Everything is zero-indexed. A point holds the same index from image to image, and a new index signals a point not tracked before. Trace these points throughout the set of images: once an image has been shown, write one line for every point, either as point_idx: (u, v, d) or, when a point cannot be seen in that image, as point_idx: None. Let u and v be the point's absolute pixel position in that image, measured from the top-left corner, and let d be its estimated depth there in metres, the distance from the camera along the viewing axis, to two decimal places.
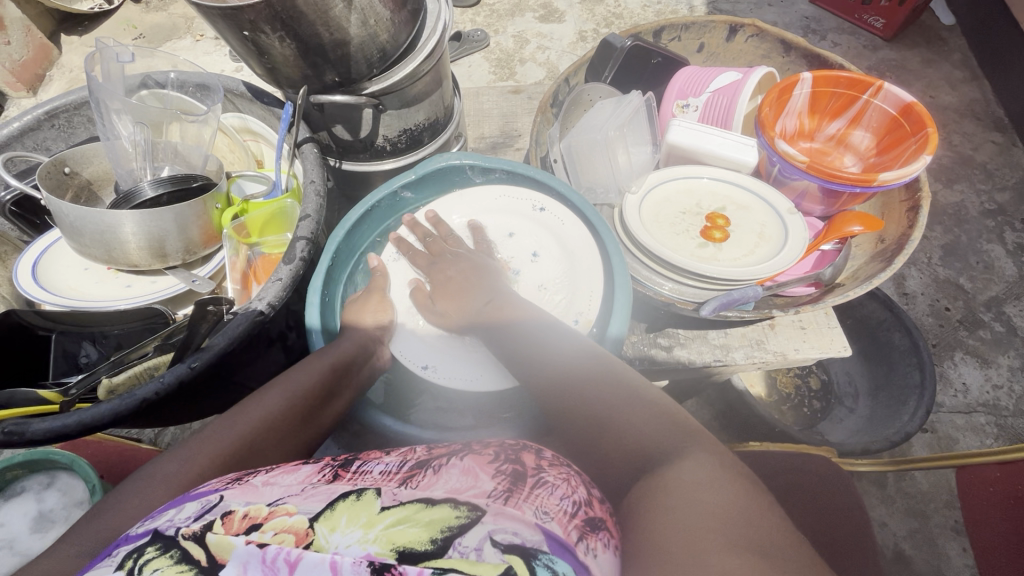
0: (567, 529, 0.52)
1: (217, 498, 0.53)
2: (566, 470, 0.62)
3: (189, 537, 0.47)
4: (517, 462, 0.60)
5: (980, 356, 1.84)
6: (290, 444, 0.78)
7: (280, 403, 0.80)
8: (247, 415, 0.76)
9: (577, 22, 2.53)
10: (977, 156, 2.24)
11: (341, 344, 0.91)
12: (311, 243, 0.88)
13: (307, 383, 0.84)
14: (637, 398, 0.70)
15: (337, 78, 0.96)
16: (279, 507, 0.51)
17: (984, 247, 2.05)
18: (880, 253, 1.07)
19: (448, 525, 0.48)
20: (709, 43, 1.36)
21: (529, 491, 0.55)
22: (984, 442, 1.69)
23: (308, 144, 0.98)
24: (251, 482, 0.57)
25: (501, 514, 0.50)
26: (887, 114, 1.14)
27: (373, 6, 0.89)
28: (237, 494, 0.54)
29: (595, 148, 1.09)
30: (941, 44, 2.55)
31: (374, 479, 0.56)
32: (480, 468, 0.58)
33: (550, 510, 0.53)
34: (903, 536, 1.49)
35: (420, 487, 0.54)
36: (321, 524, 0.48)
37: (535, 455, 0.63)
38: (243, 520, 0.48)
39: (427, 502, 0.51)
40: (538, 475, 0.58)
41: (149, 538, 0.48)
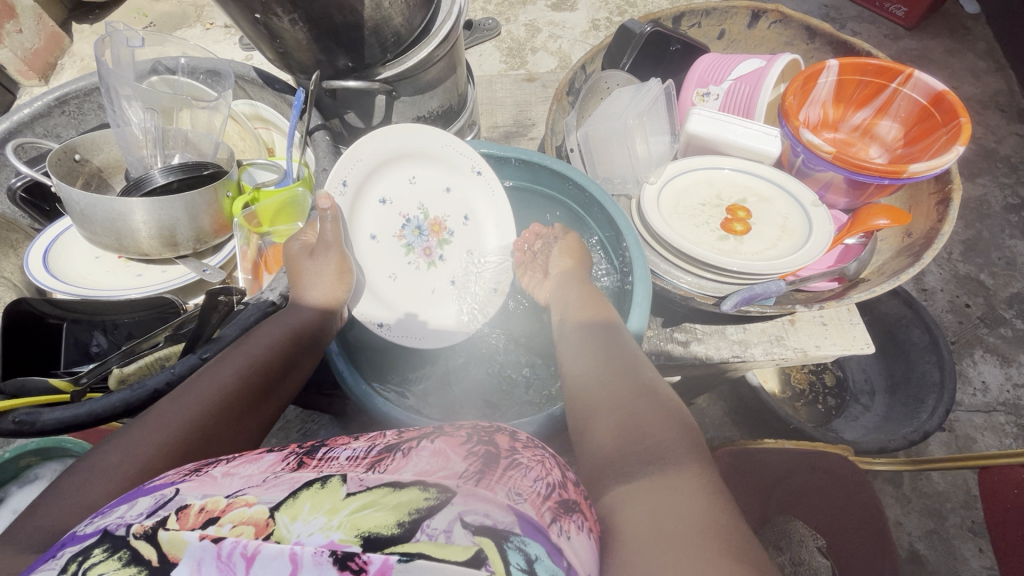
0: (541, 513, 0.48)
1: (171, 491, 0.47)
2: (541, 453, 0.58)
3: (138, 536, 0.42)
4: (489, 444, 0.56)
5: (1001, 354, 1.80)
6: (248, 423, 0.69)
7: (235, 378, 0.69)
8: (196, 392, 0.65)
9: (590, 10, 2.49)
10: (1001, 149, 2.18)
11: (300, 308, 0.81)
12: (323, 232, 0.87)
13: (264, 356, 0.73)
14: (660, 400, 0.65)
15: (350, 63, 0.94)
16: (237, 498, 0.45)
17: (1007, 242, 1.99)
18: (907, 247, 1.04)
19: (415, 508, 0.44)
20: (730, 29, 1.32)
21: (502, 473, 0.51)
22: (1003, 442, 1.66)
23: (320, 132, 0.96)
24: (211, 473, 0.51)
25: (472, 495, 0.46)
26: (917, 103, 1.09)
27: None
28: (195, 486, 0.48)
29: (613, 137, 1.06)
30: (964, 33, 2.48)
31: (340, 465, 0.51)
32: (451, 449, 0.53)
33: (523, 491, 0.49)
34: (918, 536, 1.46)
35: (388, 471, 0.49)
36: (282, 513, 0.43)
37: (509, 436, 0.59)
38: (200, 513, 0.43)
39: (394, 484, 0.47)
40: (512, 456, 0.54)
41: (98, 538, 0.43)
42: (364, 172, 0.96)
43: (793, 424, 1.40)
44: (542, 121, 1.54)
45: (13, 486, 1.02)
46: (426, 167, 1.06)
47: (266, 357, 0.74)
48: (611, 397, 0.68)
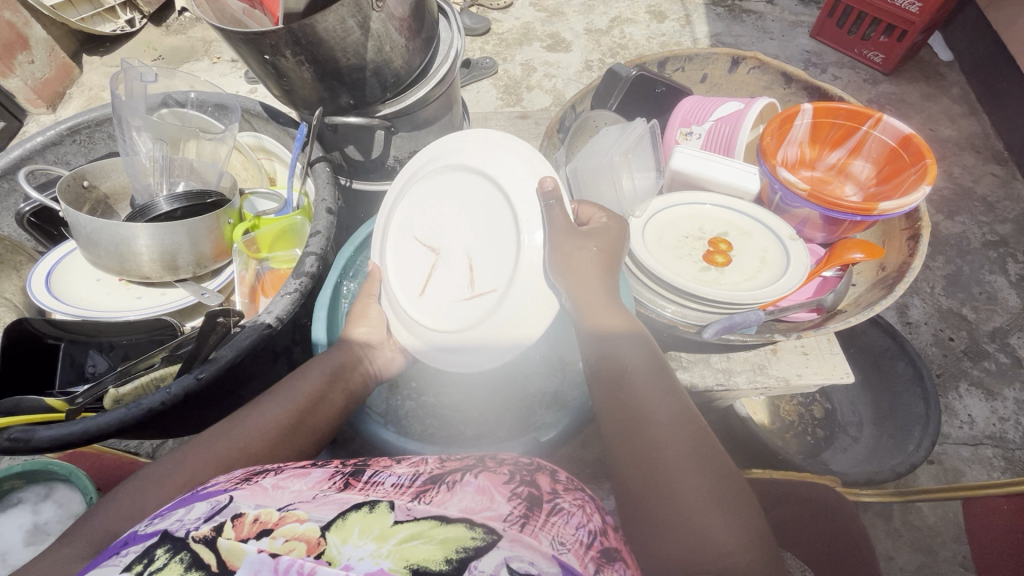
0: (583, 562, 0.49)
1: (226, 497, 0.53)
2: (580, 496, 0.61)
3: (199, 540, 0.46)
4: (532, 486, 0.58)
5: (985, 388, 1.83)
6: (284, 453, 0.75)
7: (278, 410, 0.77)
8: (243, 420, 0.75)
9: (583, 52, 2.61)
10: (977, 188, 2.27)
11: (344, 349, 0.89)
12: (319, 258, 0.90)
13: (306, 390, 0.81)
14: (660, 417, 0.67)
15: (352, 101, 0.99)
16: (289, 513, 0.49)
17: (987, 277, 2.05)
18: (881, 280, 1.08)
19: (463, 545, 0.46)
20: (712, 74, 1.40)
21: (545, 519, 0.53)
22: (991, 475, 1.67)
23: (320, 163, 1.00)
24: (261, 483, 0.56)
25: (518, 541, 0.48)
26: (886, 145, 1.16)
27: (389, 34, 0.92)
28: (248, 496, 0.53)
29: (600, 172, 1.11)
30: (940, 79, 2.61)
31: (386, 491, 0.54)
32: (496, 489, 0.56)
33: (566, 541, 0.51)
34: (910, 572, 1.46)
35: (434, 503, 0.53)
36: (333, 534, 0.46)
37: (550, 478, 0.62)
38: (254, 524, 0.47)
39: (442, 519, 0.49)
40: (553, 501, 0.57)
41: (159, 537, 0.47)
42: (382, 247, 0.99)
43: (782, 455, 1.42)
44: None
45: None
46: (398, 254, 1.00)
47: (308, 394, 0.81)
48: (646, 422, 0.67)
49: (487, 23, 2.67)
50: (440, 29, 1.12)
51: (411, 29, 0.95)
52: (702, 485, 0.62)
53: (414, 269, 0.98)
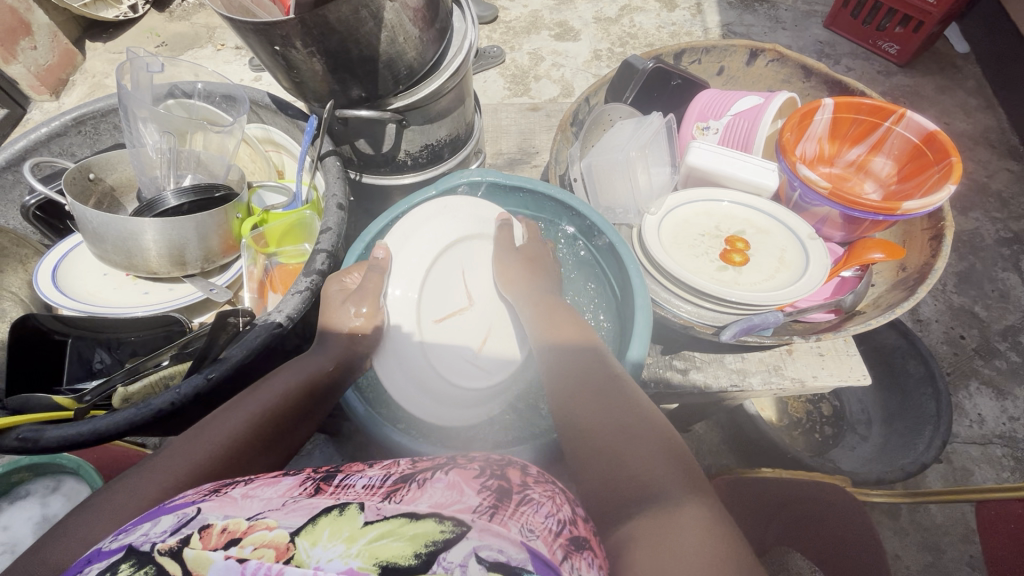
0: (553, 549, 0.48)
1: (194, 510, 0.51)
2: (551, 488, 0.58)
3: (165, 553, 0.44)
4: (502, 479, 0.56)
5: (996, 387, 1.81)
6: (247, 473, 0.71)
7: (244, 425, 0.73)
8: (208, 436, 0.70)
9: (592, 41, 2.56)
10: (992, 184, 2.23)
11: (317, 360, 0.86)
12: (330, 256, 0.88)
13: (274, 406, 0.77)
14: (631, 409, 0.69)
15: (363, 93, 0.97)
16: (259, 521, 0.48)
17: (999, 275, 2.02)
18: (902, 281, 1.06)
19: (433, 539, 0.45)
20: (729, 66, 1.36)
21: (515, 508, 0.51)
22: (1000, 474, 1.66)
23: (331, 157, 0.98)
24: (230, 494, 0.54)
25: (486, 530, 0.47)
26: (909, 142, 1.13)
27: (403, 24, 0.90)
28: (215, 508, 0.51)
29: (616, 168, 1.09)
30: (955, 72, 2.56)
31: (357, 493, 0.53)
32: (466, 483, 0.54)
33: (536, 528, 0.50)
34: (917, 571, 1.45)
35: (405, 501, 0.51)
36: (303, 539, 0.45)
37: (520, 471, 0.59)
38: (222, 534, 0.46)
39: (412, 516, 0.48)
40: (523, 492, 0.55)
41: (122, 555, 0.45)
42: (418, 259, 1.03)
43: (790, 454, 1.41)
44: (545, 148, 1.58)
45: (3, 502, 1.01)
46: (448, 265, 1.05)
47: (277, 407, 0.77)
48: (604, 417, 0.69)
49: (494, 11, 2.62)
50: (454, 19, 1.09)
51: (425, 19, 0.93)
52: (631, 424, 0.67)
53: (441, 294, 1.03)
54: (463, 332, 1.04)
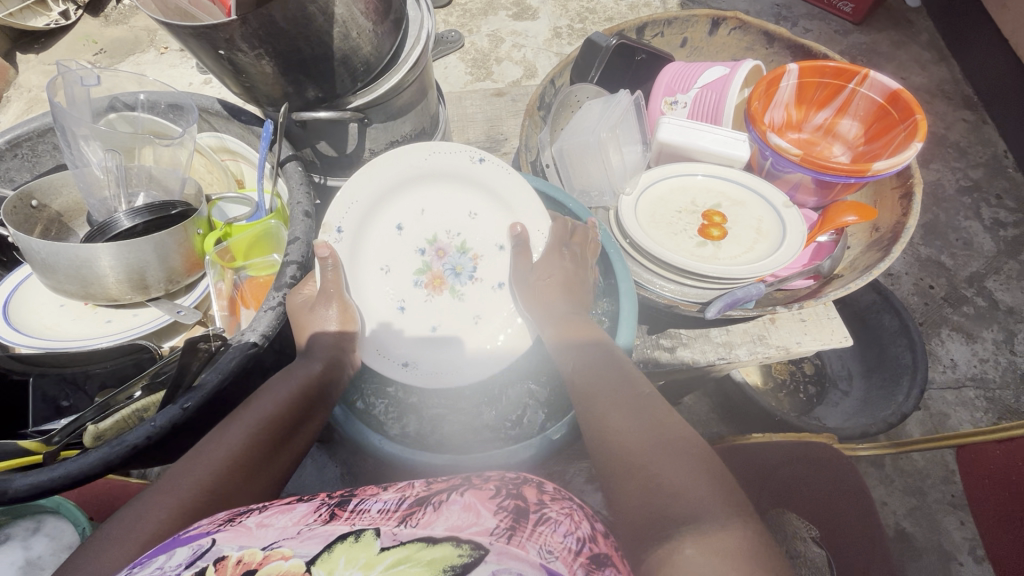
0: (572, 569, 0.49)
1: (210, 542, 0.52)
2: (569, 504, 0.60)
3: None
4: (518, 498, 0.58)
5: (966, 331, 1.88)
6: (260, 478, 0.72)
7: (245, 437, 0.72)
8: (208, 453, 0.69)
9: (551, 19, 2.52)
10: (950, 135, 2.28)
11: (307, 366, 0.85)
12: (301, 266, 0.84)
13: (272, 414, 0.77)
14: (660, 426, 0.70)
15: (320, 93, 0.92)
16: (274, 551, 0.50)
17: (963, 224, 2.08)
18: (875, 242, 1.08)
19: (450, 565, 0.47)
20: (692, 37, 1.33)
21: (532, 529, 0.53)
22: (975, 416, 1.73)
23: (292, 162, 0.92)
24: (245, 523, 0.55)
25: (505, 553, 0.49)
26: (874, 103, 1.14)
27: (356, 18, 0.85)
28: (231, 538, 0.52)
29: (587, 150, 1.07)
30: (909, 27, 2.59)
31: (372, 518, 0.54)
32: (482, 504, 0.56)
33: (554, 549, 0.51)
34: (903, 515, 1.51)
35: (421, 525, 0.52)
36: (318, 568, 0.47)
37: (536, 489, 0.61)
38: (237, 564, 0.48)
39: (428, 541, 0.50)
40: (541, 511, 0.56)
41: None
42: (359, 215, 1.00)
43: (779, 417, 1.43)
44: (514, 134, 1.55)
45: None
46: (411, 223, 1.05)
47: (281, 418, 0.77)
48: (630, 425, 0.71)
49: None
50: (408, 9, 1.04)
51: (378, 12, 0.88)
52: (656, 429, 0.69)
53: (386, 249, 1.05)
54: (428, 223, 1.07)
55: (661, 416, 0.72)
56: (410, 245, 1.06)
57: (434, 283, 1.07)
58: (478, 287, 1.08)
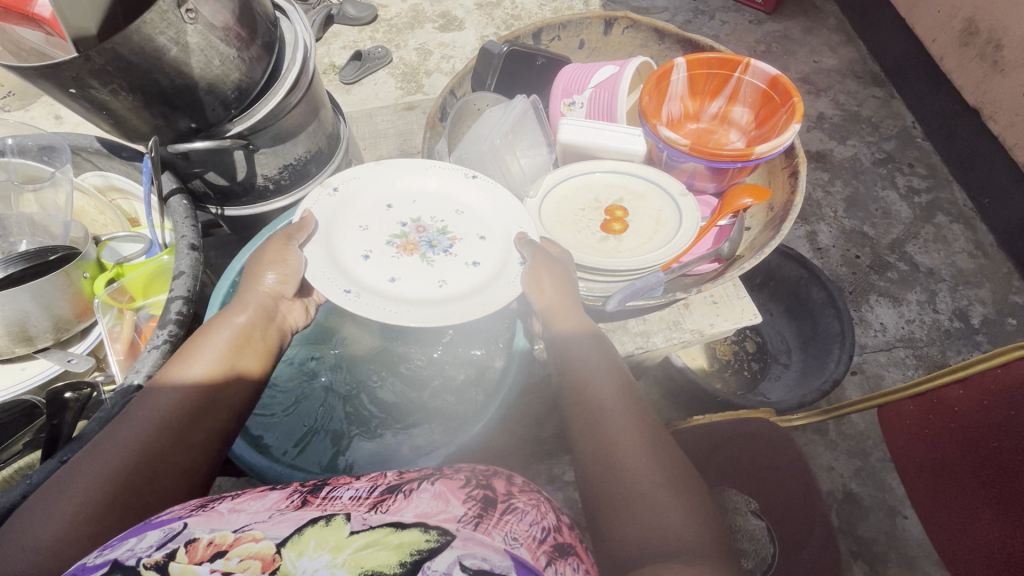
0: (537, 556, 0.54)
1: (180, 524, 0.54)
2: (535, 496, 0.66)
3: (150, 566, 0.48)
4: (486, 488, 0.62)
5: (892, 295, 1.97)
6: (194, 434, 0.72)
7: (174, 399, 0.72)
8: (133, 422, 0.69)
9: (478, 28, 2.55)
10: (862, 111, 2.41)
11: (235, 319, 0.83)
12: (188, 301, 0.83)
13: (203, 369, 0.76)
14: (658, 453, 0.72)
15: (192, 123, 0.92)
16: (244, 534, 0.52)
17: (880, 194, 2.20)
18: (772, 220, 1.12)
19: (417, 549, 0.50)
20: (589, 39, 1.37)
21: (499, 517, 0.57)
22: (906, 374, 1.82)
23: (177, 197, 0.91)
24: (218, 506, 0.58)
25: (471, 539, 0.53)
26: (758, 89, 1.19)
27: (213, 44, 0.85)
28: (202, 521, 0.54)
29: (485, 159, 1.12)
30: (817, 13, 2.73)
31: (344, 503, 0.57)
32: (451, 492, 0.59)
33: (519, 536, 0.56)
34: (850, 477, 1.60)
35: (390, 511, 0.56)
36: (287, 551, 0.50)
37: (505, 481, 0.66)
38: (207, 547, 0.50)
39: (398, 526, 0.53)
40: (508, 501, 0.61)
41: (109, 568, 0.48)
42: (357, 185, 1.06)
43: (720, 397, 1.48)
44: None
45: None
46: (376, 221, 1.05)
47: (200, 390, 0.75)
48: (629, 445, 0.73)
49: (373, 10, 2.54)
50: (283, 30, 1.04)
51: (240, 37, 0.88)
52: (655, 456, 0.72)
53: (368, 217, 1.05)
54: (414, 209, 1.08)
55: (662, 438, 0.74)
56: (387, 225, 1.05)
57: (406, 247, 1.03)
58: (448, 261, 1.01)
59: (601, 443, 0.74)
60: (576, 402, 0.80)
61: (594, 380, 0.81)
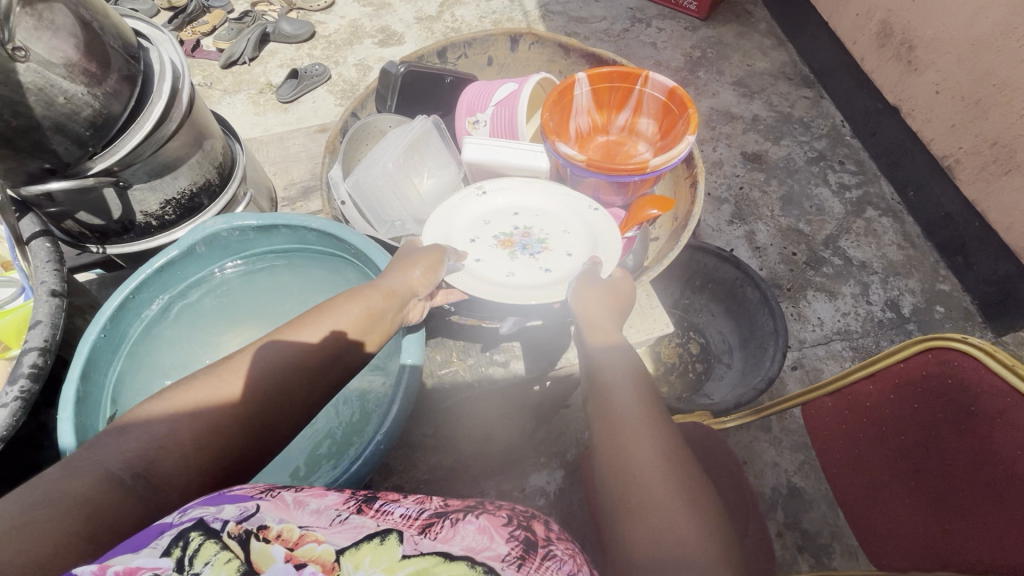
0: None
1: (255, 506, 0.58)
2: (571, 545, 0.61)
3: (235, 535, 0.54)
4: (528, 530, 0.59)
5: (828, 290, 2.02)
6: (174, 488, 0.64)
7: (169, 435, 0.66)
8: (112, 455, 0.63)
9: (418, 42, 2.53)
10: (794, 112, 2.48)
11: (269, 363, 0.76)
12: (43, 352, 0.90)
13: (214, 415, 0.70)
14: (686, 488, 0.65)
15: (49, 165, 1.08)
16: (308, 533, 0.55)
17: (814, 191, 2.26)
18: (675, 230, 1.14)
19: None
20: (496, 55, 1.37)
21: (540, 563, 0.55)
22: (844, 366, 1.86)
23: (38, 239, 1.01)
24: (284, 497, 0.61)
25: None
26: (659, 101, 1.21)
27: (57, 83, 1.01)
28: (273, 508, 0.58)
29: (383, 186, 1.15)
30: (748, 18, 2.81)
31: (396, 521, 0.58)
32: (495, 529, 0.58)
33: None
34: (793, 471, 1.62)
35: (440, 539, 0.56)
36: (346, 559, 0.53)
37: (544, 526, 0.63)
38: (278, 538, 0.54)
39: (448, 556, 0.54)
40: (548, 547, 0.57)
41: (195, 524, 0.55)
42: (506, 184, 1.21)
43: None
44: None
45: None
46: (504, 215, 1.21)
47: (262, 404, 0.73)
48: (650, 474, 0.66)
49: (310, 27, 2.50)
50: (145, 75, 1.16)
51: (89, 75, 1.04)
52: (680, 489, 0.65)
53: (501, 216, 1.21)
54: (550, 214, 1.21)
55: (689, 470, 0.67)
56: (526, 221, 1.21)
57: (505, 245, 1.18)
58: (529, 262, 1.16)
59: (622, 470, 0.68)
60: (601, 421, 0.75)
61: (621, 399, 0.76)
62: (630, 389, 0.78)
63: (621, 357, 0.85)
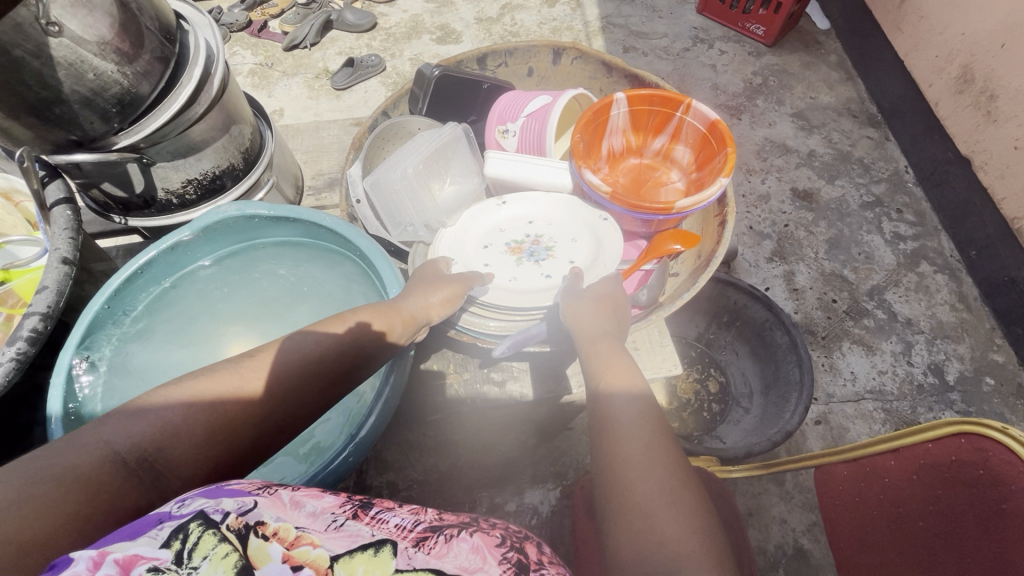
0: None
1: (252, 501, 0.56)
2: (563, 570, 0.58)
3: (234, 528, 0.52)
4: (521, 552, 0.56)
5: (866, 344, 1.89)
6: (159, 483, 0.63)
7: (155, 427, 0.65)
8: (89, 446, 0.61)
9: (473, 42, 2.52)
10: (855, 151, 2.34)
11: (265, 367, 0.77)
12: (44, 318, 0.95)
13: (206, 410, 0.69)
14: (694, 525, 0.61)
15: (76, 137, 1.12)
16: (304, 534, 0.53)
17: (865, 238, 2.12)
18: (696, 268, 1.08)
19: None
20: (537, 66, 1.35)
21: None
22: (873, 428, 1.74)
23: (60, 206, 1.05)
24: (281, 494, 0.59)
25: None
26: (698, 131, 1.15)
27: (87, 60, 1.05)
28: (270, 504, 0.56)
29: (403, 188, 1.16)
30: (818, 48, 2.67)
31: (391, 530, 0.56)
32: (489, 549, 0.55)
33: None
34: (802, 531, 1.52)
35: (433, 555, 0.53)
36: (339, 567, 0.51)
37: (537, 549, 0.59)
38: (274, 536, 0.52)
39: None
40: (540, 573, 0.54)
41: (195, 515, 0.53)
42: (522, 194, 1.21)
43: None
44: None
45: None
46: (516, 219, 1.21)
47: (263, 407, 0.73)
48: (655, 506, 0.62)
49: (372, 17, 2.53)
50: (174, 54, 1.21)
51: (120, 54, 1.08)
52: (686, 524, 0.61)
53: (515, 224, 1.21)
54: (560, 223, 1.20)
55: (698, 506, 0.63)
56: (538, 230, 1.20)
57: (513, 252, 1.19)
58: (531, 268, 1.15)
59: (624, 501, 0.64)
60: (606, 449, 0.71)
61: (629, 427, 0.72)
62: (637, 416, 0.74)
63: (632, 381, 0.81)
